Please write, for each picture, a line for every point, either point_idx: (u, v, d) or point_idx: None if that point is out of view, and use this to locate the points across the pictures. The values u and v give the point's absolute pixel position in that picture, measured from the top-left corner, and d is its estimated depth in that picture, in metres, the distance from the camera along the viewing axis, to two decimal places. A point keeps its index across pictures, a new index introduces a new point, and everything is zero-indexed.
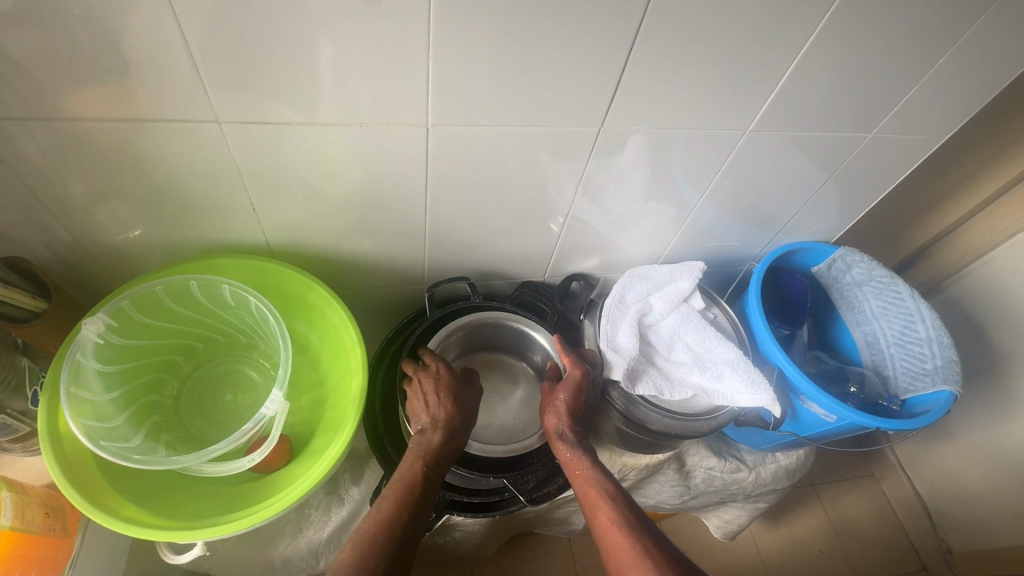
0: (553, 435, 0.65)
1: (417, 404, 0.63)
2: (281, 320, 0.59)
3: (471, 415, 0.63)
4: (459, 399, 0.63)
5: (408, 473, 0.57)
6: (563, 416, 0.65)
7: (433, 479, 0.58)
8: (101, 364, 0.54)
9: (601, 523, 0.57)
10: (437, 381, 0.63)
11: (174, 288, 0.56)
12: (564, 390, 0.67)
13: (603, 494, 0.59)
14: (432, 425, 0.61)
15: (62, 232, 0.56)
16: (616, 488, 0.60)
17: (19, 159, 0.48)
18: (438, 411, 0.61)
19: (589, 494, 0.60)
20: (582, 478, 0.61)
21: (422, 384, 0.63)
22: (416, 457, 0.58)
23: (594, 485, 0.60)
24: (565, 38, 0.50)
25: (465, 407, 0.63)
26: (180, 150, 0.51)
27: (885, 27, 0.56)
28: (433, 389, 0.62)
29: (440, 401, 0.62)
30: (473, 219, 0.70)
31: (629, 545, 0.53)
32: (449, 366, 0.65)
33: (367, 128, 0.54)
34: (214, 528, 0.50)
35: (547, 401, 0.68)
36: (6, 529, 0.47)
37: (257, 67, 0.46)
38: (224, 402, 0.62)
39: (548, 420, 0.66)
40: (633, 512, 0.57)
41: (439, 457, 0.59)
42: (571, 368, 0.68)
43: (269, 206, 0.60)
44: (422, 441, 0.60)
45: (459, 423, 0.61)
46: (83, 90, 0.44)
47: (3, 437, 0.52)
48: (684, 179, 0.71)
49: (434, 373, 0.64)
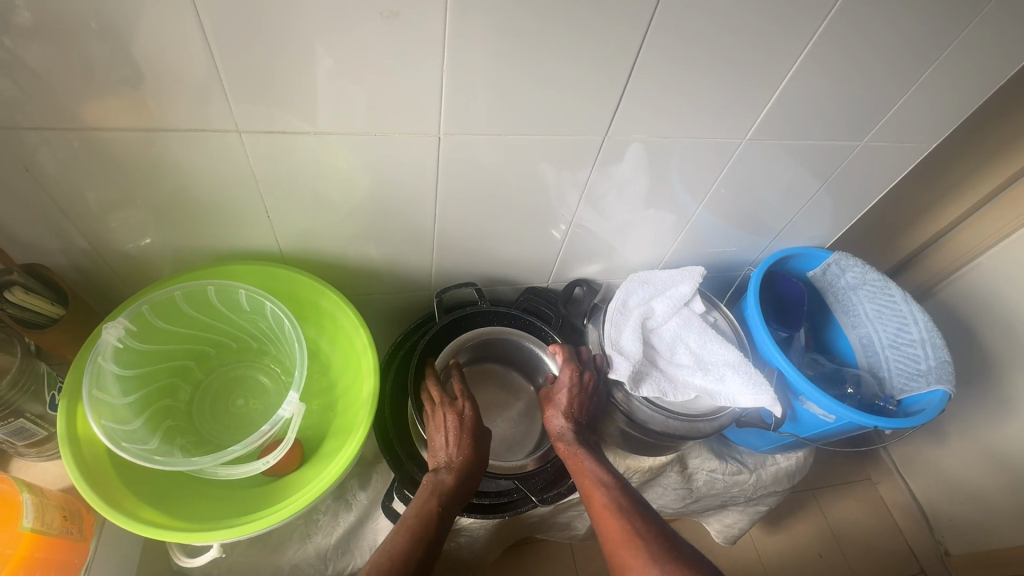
0: (554, 435, 0.69)
1: (441, 439, 0.63)
2: (296, 324, 0.60)
3: (484, 448, 0.64)
4: (478, 440, 0.63)
5: (423, 511, 0.58)
6: (561, 416, 0.68)
7: (446, 518, 0.59)
8: (120, 368, 0.54)
9: (597, 509, 0.60)
10: (463, 421, 0.63)
11: (192, 293, 0.57)
12: (562, 391, 0.70)
13: (597, 482, 0.62)
14: (448, 466, 0.61)
15: (81, 241, 0.58)
16: (612, 477, 0.63)
17: (42, 168, 0.50)
18: (455, 453, 0.62)
19: (585, 483, 0.63)
20: (579, 469, 0.64)
21: (447, 420, 0.63)
22: (431, 494, 0.60)
23: (591, 474, 0.63)
24: (575, 47, 0.52)
25: (482, 445, 0.63)
26: (196, 158, 0.53)
27: (874, 38, 0.59)
28: (454, 430, 0.63)
29: (460, 444, 0.62)
30: (480, 225, 0.71)
31: (620, 528, 0.57)
32: (475, 406, 0.64)
33: (380, 136, 0.55)
34: (230, 530, 0.51)
35: (549, 404, 0.70)
36: (28, 531, 0.47)
37: (270, 73, 0.47)
38: (236, 406, 0.63)
39: (550, 420, 0.69)
40: (626, 496, 0.60)
41: (452, 494, 0.60)
42: (563, 371, 0.70)
43: (283, 214, 0.61)
44: (436, 480, 0.61)
45: (472, 469, 0.62)
46: (105, 101, 0.46)
47: (21, 440, 0.52)
48: (683, 187, 0.74)
49: (459, 412, 0.64)
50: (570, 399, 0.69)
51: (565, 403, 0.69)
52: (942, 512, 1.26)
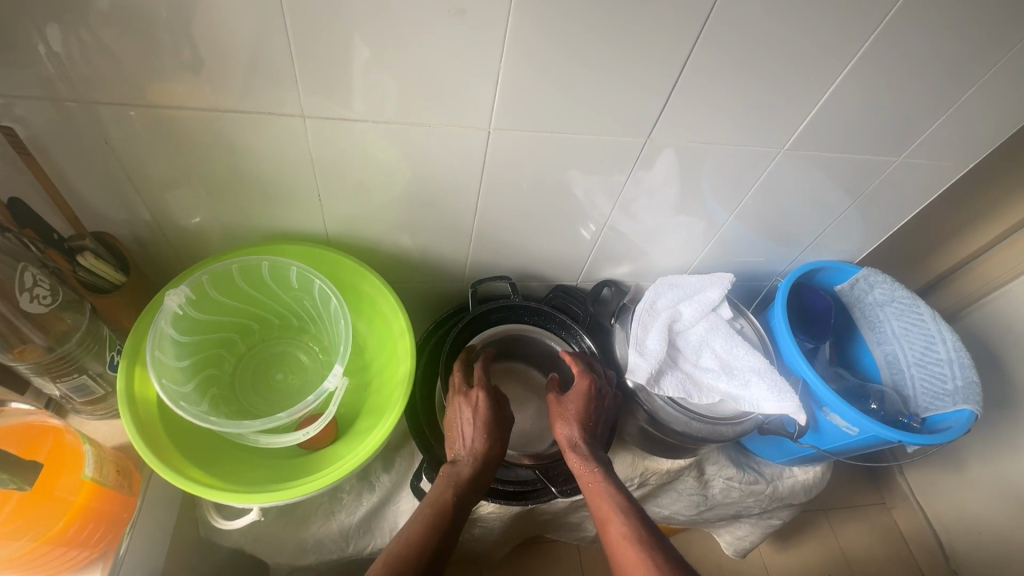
0: (565, 445, 0.67)
1: (463, 432, 0.64)
2: (341, 303, 0.62)
3: (500, 444, 0.64)
4: (495, 434, 0.64)
5: (440, 502, 0.60)
6: (567, 423, 0.68)
7: (460, 510, 0.61)
8: (178, 334, 0.57)
9: (612, 538, 0.58)
10: (483, 412, 0.64)
11: (247, 267, 0.60)
12: (576, 399, 0.69)
13: (616, 510, 0.60)
14: (465, 458, 0.63)
15: (144, 212, 0.61)
16: (629, 504, 0.61)
17: (118, 142, 0.53)
18: (471, 445, 0.63)
19: (602, 508, 0.61)
20: (596, 492, 0.63)
21: (461, 410, 0.65)
22: (446, 485, 0.61)
23: (609, 499, 0.62)
24: (625, 53, 0.54)
25: (497, 440, 0.64)
26: (259, 140, 0.56)
27: (916, 57, 0.60)
28: (469, 421, 0.64)
29: (473, 435, 0.63)
30: (519, 220, 0.73)
31: (639, 564, 0.55)
32: (490, 396, 0.65)
33: (434, 127, 0.58)
34: (271, 494, 0.53)
35: (559, 411, 0.70)
36: (89, 480, 0.49)
37: (341, 63, 0.50)
38: (276, 380, 0.65)
39: (560, 430, 0.68)
40: (646, 529, 0.58)
41: (466, 489, 0.62)
42: (579, 377, 0.70)
43: (333, 199, 0.64)
44: (453, 472, 0.62)
45: (489, 461, 0.63)
46: (185, 81, 0.49)
47: (80, 397, 0.55)
48: (715, 196, 0.75)
49: (472, 403, 0.65)
50: (584, 410, 0.68)
51: (580, 413, 0.68)
52: (957, 541, 1.25)
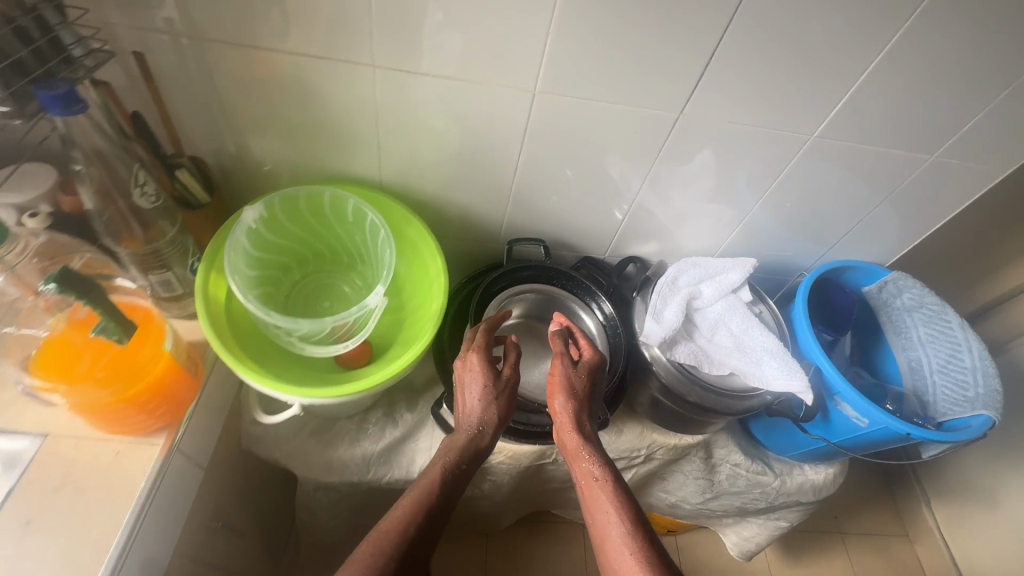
0: (564, 424, 0.66)
1: (468, 396, 0.65)
2: (388, 237, 0.70)
3: (499, 413, 0.65)
4: (496, 403, 0.65)
5: (432, 479, 0.61)
6: (570, 399, 0.66)
7: (453, 484, 0.62)
8: (248, 246, 0.66)
9: (608, 538, 0.58)
10: (487, 375, 0.65)
11: (312, 197, 0.69)
12: (578, 377, 0.67)
13: (616, 510, 0.59)
14: (466, 428, 0.65)
15: (229, 144, 0.70)
16: (630, 506, 0.60)
17: (216, 77, 0.62)
18: (471, 413, 0.65)
19: (602, 505, 0.60)
20: (596, 490, 0.61)
21: (461, 374, 0.66)
22: (443, 457, 0.63)
23: (610, 499, 0.60)
24: (664, 30, 0.59)
25: (497, 410, 0.65)
26: (333, 85, 0.63)
27: (953, 51, 0.62)
28: (467, 384, 0.66)
29: (468, 402, 0.65)
30: (555, 187, 0.79)
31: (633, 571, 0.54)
32: (484, 356, 0.66)
33: (486, 85, 0.64)
34: (312, 391, 0.60)
35: (561, 386, 0.67)
36: (167, 356, 0.58)
37: (411, 16, 0.57)
38: (322, 306, 0.74)
39: (557, 408, 0.66)
40: (644, 534, 0.57)
41: (460, 463, 0.63)
42: (586, 355, 0.69)
43: (390, 147, 0.71)
44: (450, 444, 0.64)
45: (488, 431, 0.65)
46: (278, 25, 0.57)
47: (163, 292, 0.64)
48: (744, 182, 0.78)
49: (468, 363, 0.66)
50: (584, 389, 0.67)
51: (581, 394, 0.67)
52: None
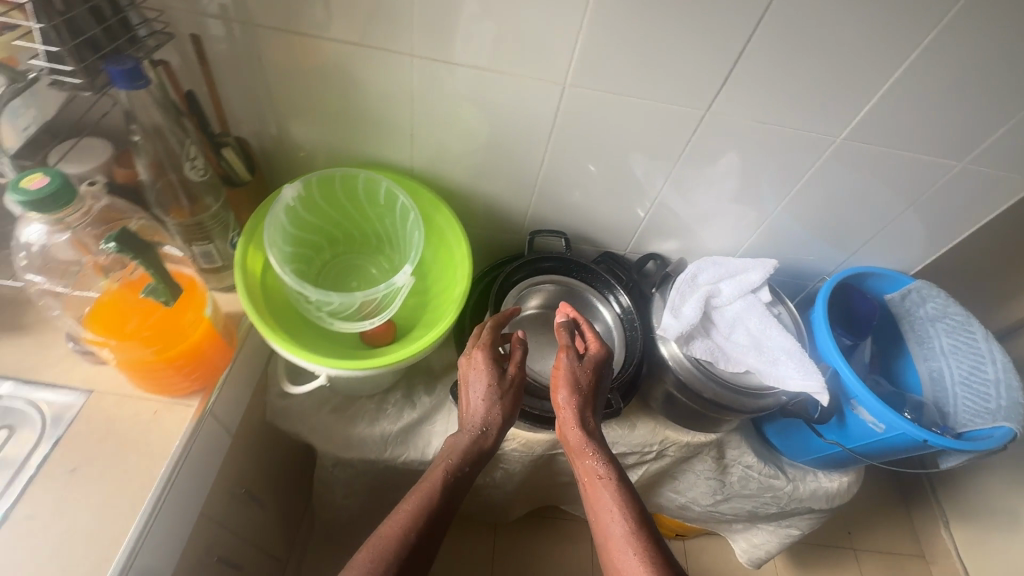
0: (568, 421, 0.66)
1: (472, 395, 0.67)
2: (417, 219, 0.73)
3: (502, 411, 0.66)
4: (500, 400, 0.66)
5: (435, 479, 0.63)
6: (574, 395, 0.66)
7: (457, 481, 0.64)
8: (285, 222, 0.70)
9: (610, 536, 0.59)
10: (490, 373, 0.66)
11: (347, 180, 0.72)
12: (582, 372, 0.68)
13: (618, 509, 0.60)
14: (469, 428, 0.66)
15: (271, 127, 0.73)
16: (631, 504, 0.61)
17: (262, 62, 0.65)
18: (474, 412, 0.66)
19: (604, 503, 0.61)
20: (599, 488, 0.63)
21: (466, 372, 0.68)
22: (445, 457, 0.64)
23: (612, 497, 0.61)
24: (694, 27, 0.60)
25: (501, 408, 0.66)
26: (372, 73, 0.66)
27: (985, 57, 0.62)
28: (472, 381, 0.67)
29: (472, 401, 0.67)
30: (579, 181, 0.81)
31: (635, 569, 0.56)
32: (489, 355, 0.68)
33: (517, 77, 0.66)
34: (338, 363, 0.63)
35: (565, 382, 0.68)
36: (205, 326, 0.62)
37: (449, 8, 0.60)
38: (350, 285, 0.77)
39: (559, 404, 0.67)
40: (646, 531, 0.58)
41: (462, 462, 0.64)
42: (591, 351, 0.70)
43: (422, 136, 0.74)
44: (453, 445, 0.65)
45: (492, 429, 0.66)
46: (323, 14, 0.60)
47: (204, 263, 0.68)
48: (767, 183, 0.79)
49: (472, 361, 0.68)
50: (588, 385, 0.68)
51: (585, 390, 0.67)
52: None
